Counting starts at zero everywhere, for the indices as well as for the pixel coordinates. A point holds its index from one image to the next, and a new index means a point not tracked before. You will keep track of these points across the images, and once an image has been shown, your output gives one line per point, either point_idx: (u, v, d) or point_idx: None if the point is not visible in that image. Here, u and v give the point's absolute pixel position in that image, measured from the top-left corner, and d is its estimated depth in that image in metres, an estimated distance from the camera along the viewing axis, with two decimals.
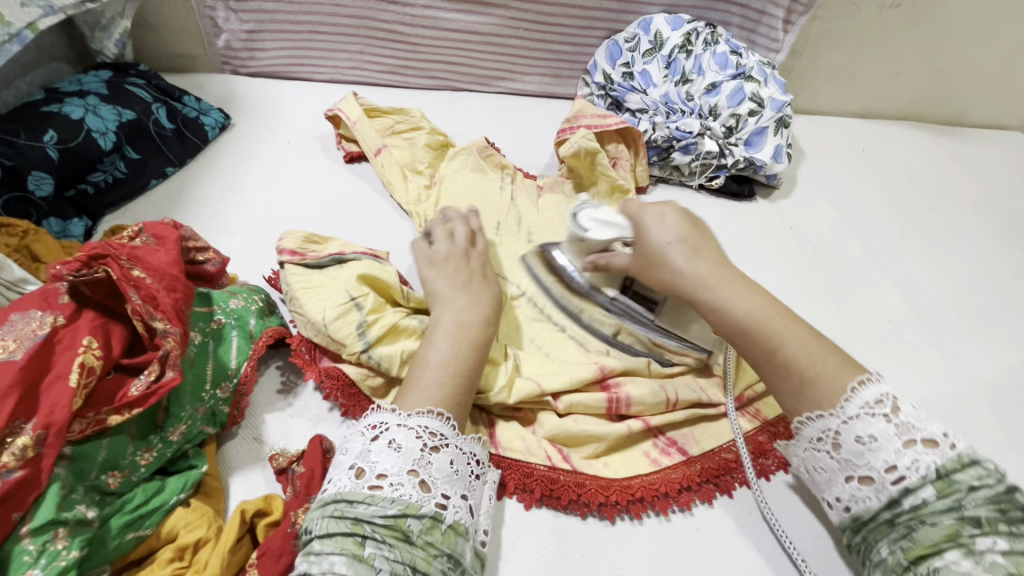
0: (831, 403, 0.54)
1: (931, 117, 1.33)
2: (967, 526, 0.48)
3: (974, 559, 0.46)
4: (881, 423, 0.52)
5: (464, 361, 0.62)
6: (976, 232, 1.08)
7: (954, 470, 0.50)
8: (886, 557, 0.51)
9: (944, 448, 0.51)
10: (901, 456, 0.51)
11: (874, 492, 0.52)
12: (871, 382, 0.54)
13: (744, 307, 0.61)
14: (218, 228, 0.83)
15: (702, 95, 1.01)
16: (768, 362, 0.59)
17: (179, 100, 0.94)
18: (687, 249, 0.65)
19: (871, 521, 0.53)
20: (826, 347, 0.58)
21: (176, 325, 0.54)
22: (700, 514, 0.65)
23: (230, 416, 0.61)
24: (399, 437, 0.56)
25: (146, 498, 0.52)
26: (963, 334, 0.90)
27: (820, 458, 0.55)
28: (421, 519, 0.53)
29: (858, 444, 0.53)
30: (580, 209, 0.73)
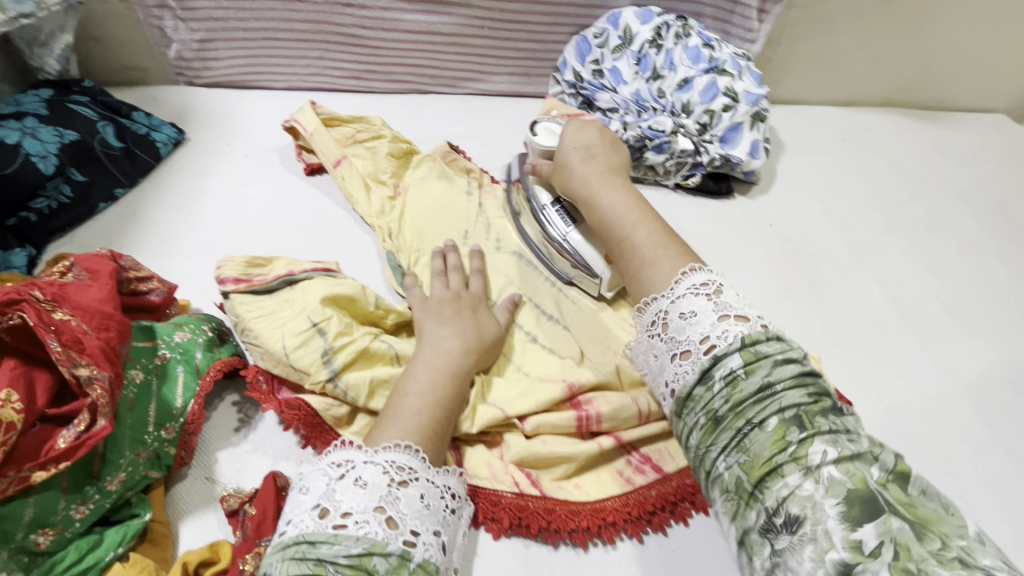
0: (658, 283, 0.62)
1: (913, 103, 1.30)
2: (792, 431, 0.45)
3: (812, 479, 0.42)
4: (702, 301, 0.57)
5: (442, 393, 0.60)
6: (961, 221, 1.05)
7: (760, 342, 0.51)
8: (724, 475, 0.47)
9: (754, 324, 0.53)
10: (715, 328, 0.54)
11: (689, 365, 0.54)
12: (696, 270, 0.60)
13: (611, 201, 0.73)
14: (171, 251, 0.80)
15: (674, 91, 0.98)
16: (620, 251, 0.69)
17: (127, 117, 0.90)
18: (585, 154, 0.79)
19: (692, 400, 0.52)
20: (671, 238, 0.67)
21: (105, 369, 0.51)
22: (677, 536, 0.63)
23: (177, 457, 0.59)
24: (366, 472, 0.52)
25: (80, 555, 0.50)
26: (947, 330, 0.88)
27: (652, 346, 0.59)
28: (388, 558, 0.48)
29: (681, 321, 0.57)
30: (539, 121, 0.87)
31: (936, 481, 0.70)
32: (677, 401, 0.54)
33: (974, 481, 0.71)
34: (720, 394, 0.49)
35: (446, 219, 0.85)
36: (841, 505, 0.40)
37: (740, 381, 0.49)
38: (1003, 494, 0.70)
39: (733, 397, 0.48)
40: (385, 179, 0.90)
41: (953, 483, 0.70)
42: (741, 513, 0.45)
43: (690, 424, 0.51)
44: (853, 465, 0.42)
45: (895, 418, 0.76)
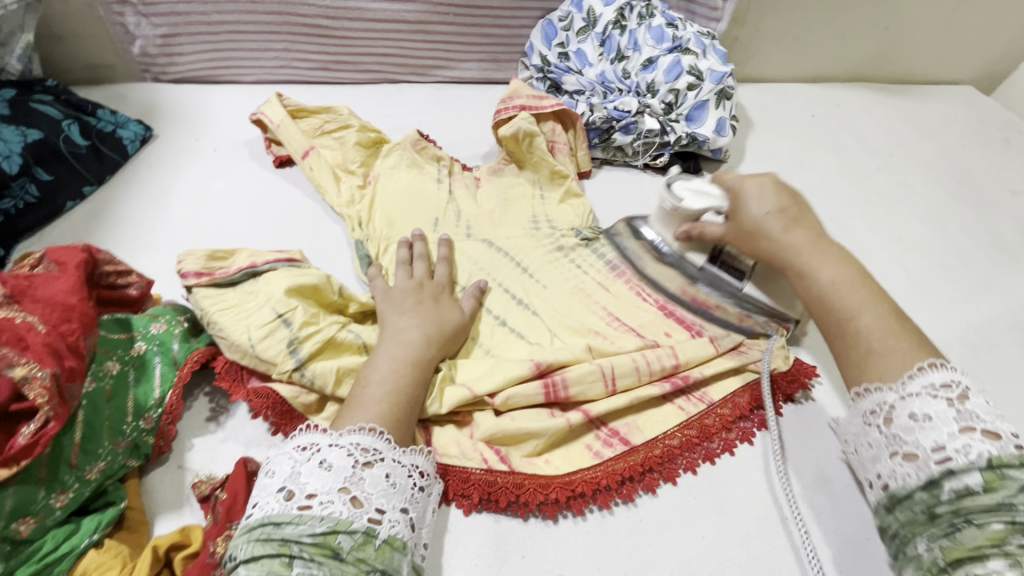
0: (886, 375, 0.55)
1: (881, 77, 1.31)
2: (1015, 534, 0.44)
3: (1018, 570, 0.42)
4: (941, 404, 0.51)
5: (405, 381, 0.61)
6: (927, 192, 1.07)
7: (1009, 464, 0.47)
8: (922, 554, 0.47)
9: (1007, 443, 0.48)
10: (954, 437, 0.49)
11: (914, 468, 0.50)
12: (938, 367, 0.53)
13: (831, 273, 0.62)
14: (141, 247, 0.80)
15: (639, 71, 0.99)
16: (841, 336, 0.60)
17: (92, 114, 0.89)
18: (787, 219, 0.67)
19: (909, 499, 0.50)
20: (899, 324, 0.58)
21: (45, 367, 0.50)
22: (644, 504, 0.65)
23: (155, 447, 0.60)
24: (331, 455, 0.53)
25: (58, 543, 0.51)
26: (912, 298, 0.90)
27: (872, 435, 0.55)
28: (353, 535, 0.50)
29: (910, 421, 0.52)
30: (674, 181, 0.75)
31: None
32: (886, 493, 0.52)
33: None
34: (928, 484, 0.49)
35: (417, 207, 0.86)
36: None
37: (973, 484, 0.47)
38: None
39: (950, 489, 0.48)
40: (353, 169, 0.90)
41: None
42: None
43: (901, 517, 0.50)
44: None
45: None
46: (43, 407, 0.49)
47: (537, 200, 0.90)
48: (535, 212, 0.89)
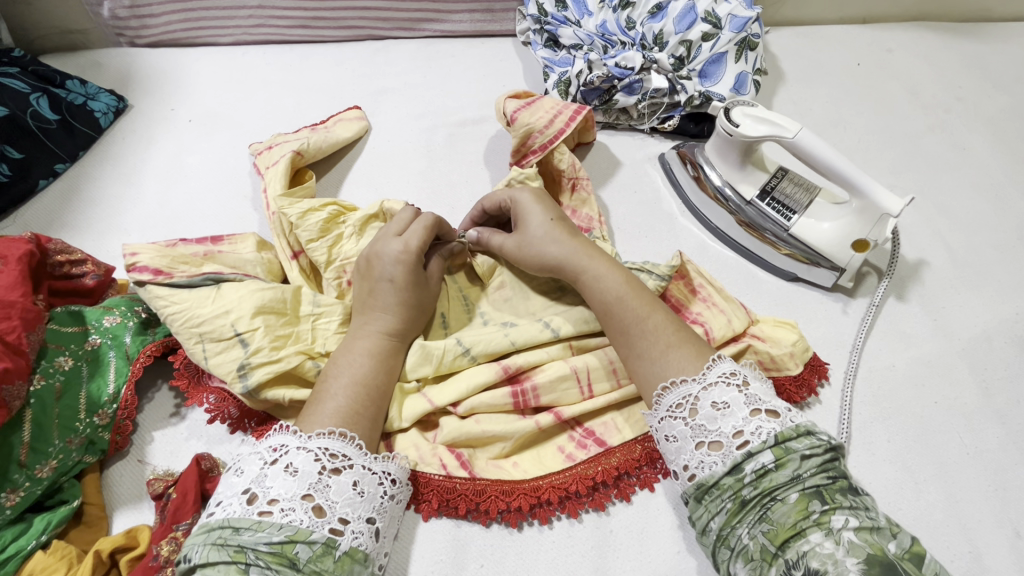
0: (684, 370, 0.54)
1: (946, 15, 1.11)
2: (815, 502, 0.45)
3: (833, 539, 0.43)
4: (734, 392, 0.51)
5: (374, 378, 0.57)
6: (986, 155, 0.92)
7: (790, 440, 0.48)
8: (747, 544, 0.46)
9: (786, 419, 0.49)
10: (748, 422, 0.49)
11: (718, 456, 0.49)
12: (717, 360, 0.53)
13: (616, 283, 0.61)
14: (112, 229, 0.78)
15: (646, 20, 0.87)
16: (626, 336, 0.58)
17: (61, 86, 0.86)
18: (565, 230, 0.65)
19: (717, 487, 0.48)
20: (681, 331, 0.58)
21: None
22: (616, 513, 0.60)
23: (112, 442, 0.59)
24: (297, 459, 0.49)
25: (5, 543, 0.50)
26: (953, 284, 0.78)
27: (675, 427, 0.52)
28: (312, 546, 0.46)
29: (712, 410, 0.50)
30: (733, 106, 0.75)
31: (913, 452, 0.64)
32: (694, 482, 0.50)
33: (956, 453, 0.65)
34: (732, 469, 0.48)
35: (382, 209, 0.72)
36: (862, 564, 0.41)
37: (765, 461, 0.47)
38: (989, 467, 0.64)
39: (748, 468, 0.47)
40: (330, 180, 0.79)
41: (933, 454, 0.64)
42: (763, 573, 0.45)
43: (712, 508, 0.48)
44: (872, 536, 0.43)
45: (875, 384, 0.69)
46: None
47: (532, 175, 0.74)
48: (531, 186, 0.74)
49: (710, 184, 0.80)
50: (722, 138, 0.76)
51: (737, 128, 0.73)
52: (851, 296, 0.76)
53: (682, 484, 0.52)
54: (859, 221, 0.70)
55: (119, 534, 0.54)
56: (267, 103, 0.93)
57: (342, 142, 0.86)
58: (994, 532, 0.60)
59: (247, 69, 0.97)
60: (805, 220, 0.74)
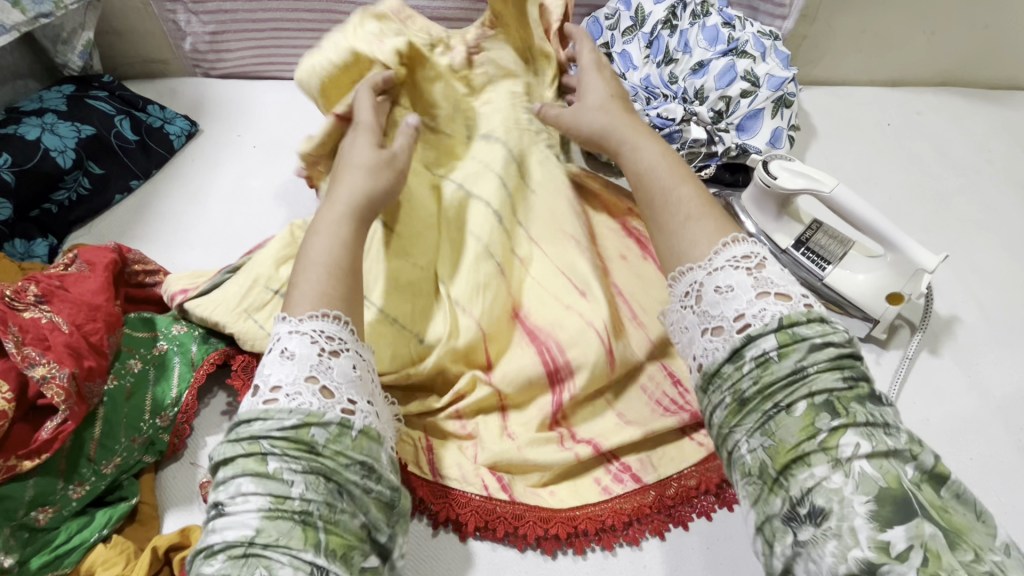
0: (701, 253, 0.50)
1: (973, 82, 1.16)
2: (824, 415, 0.40)
3: (842, 472, 0.38)
4: (742, 275, 0.47)
5: (345, 251, 0.53)
6: (1017, 217, 0.94)
7: (797, 323, 0.44)
8: (746, 456, 0.42)
9: (798, 304, 0.45)
10: (752, 304, 0.45)
11: (721, 341, 0.46)
12: (738, 240, 0.50)
13: (649, 156, 0.59)
14: (178, 243, 0.84)
15: (688, 75, 0.93)
16: (660, 201, 0.55)
17: (143, 110, 0.93)
18: (606, 108, 0.65)
19: (719, 375, 0.45)
20: (712, 206, 0.54)
21: (64, 367, 0.52)
22: (649, 548, 0.60)
23: (170, 444, 0.61)
24: (291, 343, 0.47)
25: (69, 535, 0.53)
26: (985, 341, 0.79)
27: (683, 319, 0.50)
28: (328, 428, 0.43)
29: (716, 293, 0.47)
30: (771, 159, 0.78)
31: None
32: (702, 374, 0.47)
33: (993, 511, 0.64)
34: (734, 356, 0.45)
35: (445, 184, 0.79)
36: (873, 502, 0.37)
37: (769, 348, 0.43)
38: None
39: (755, 363, 0.43)
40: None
41: None
42: (761, 493, 0.41)
43: (714, 401, 0.45)
44: (887, 463, 0.38)
45: None
46: (62, 406, 0.51)
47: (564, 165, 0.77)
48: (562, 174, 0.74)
49: (746, 231, 0.83)
50: (759, 189, 0.79)
51: (774, 181, 0.76)
52: (884, 347, 0.78)
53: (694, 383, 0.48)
54: (893, 274, 0.72)
55: (171, 533, 0.57)
56: None
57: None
58: None
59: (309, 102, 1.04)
60: (839, 271, 0.76)
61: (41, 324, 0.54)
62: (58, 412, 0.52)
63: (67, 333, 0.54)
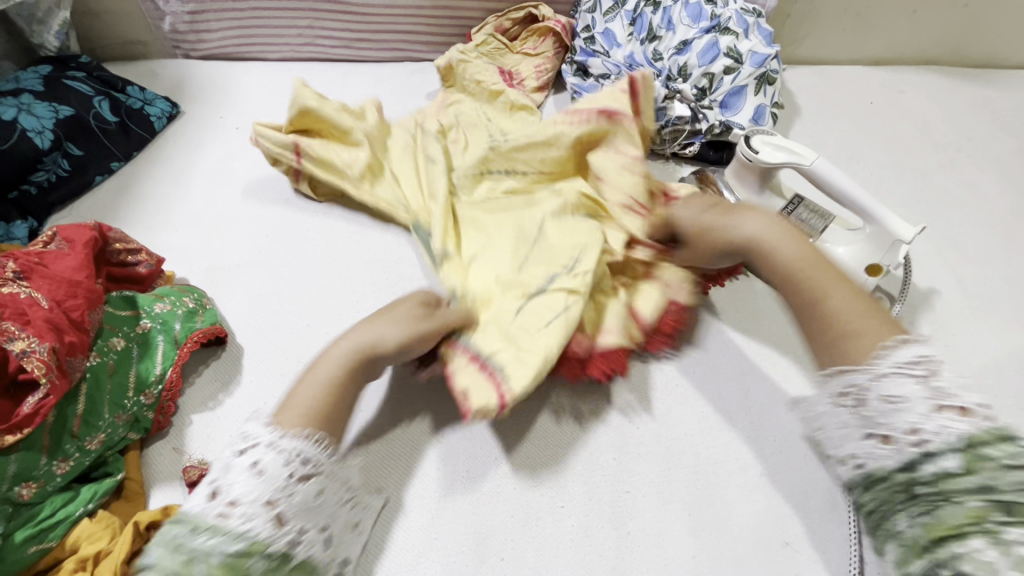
0: (861, 353, 0.51)
1: (955, 60, 1.17)
2: (996, 512, 0.41)
3: (999, 550, 0.40)
4: (912, 383, 0.47)
5: (343, 377, 0.58)
6: (995, 193, 0.95)
7: (987, 442, 0.43)
8: (903, 530, 0.45)
9: (980, 418, 0.44)
10: (928, 418, 0.45)
11: (887, 446, 0.47)
12: (909, 341, 0.49)
13: (794, 251, 0.58)
14: (162, 225, 0.83)
15: (671, 54, 0.93)
16: (810, 311, 0.56)
17: (122, 91, 0.92)
18: (718, 210, 0.66)
19: (882, 478, 0.48)
20: (869, 304, 0.54)
21: (44, 341, 0.52)
22: (634, 516, 0.62)
23: (155, 421, 0.62)
24: (266, 459, 0.51)
25: (53, 510, 0.53)
26: (962, 313, 0.80)
27: (841, 417, 0.51)
28: (268, 558, 0.48)
29: (882, 401, 0.48)
30: (752, 134, 0.79)
31: None
32: (860, 471, 0.50)
33: None
34: (900, 463, 0.46)
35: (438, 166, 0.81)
36: None
37: (948, 464, 0.44)
38: None
39: (923, 468, 0.45)
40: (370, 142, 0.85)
41: None
42: (909, 562, 0.45)
43: (874, 495, 0.48)
44: None
45: None
46: (43, 379, 0.51)
47: (546, 125, 0.80)
48: (551, 128, 0.79)
49: None
50: (741, 165, 0.80)
51: (756, 155, 0.77)
52: None
53: (848, 473, 0.51)
54: (871, 247, 0.73)
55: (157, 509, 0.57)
56: None
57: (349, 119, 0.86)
58: None
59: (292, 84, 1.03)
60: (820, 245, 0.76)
61: (20, 299, 0.54)
62: (38, 387, 0.52)
63: (46, 309, 0.54)
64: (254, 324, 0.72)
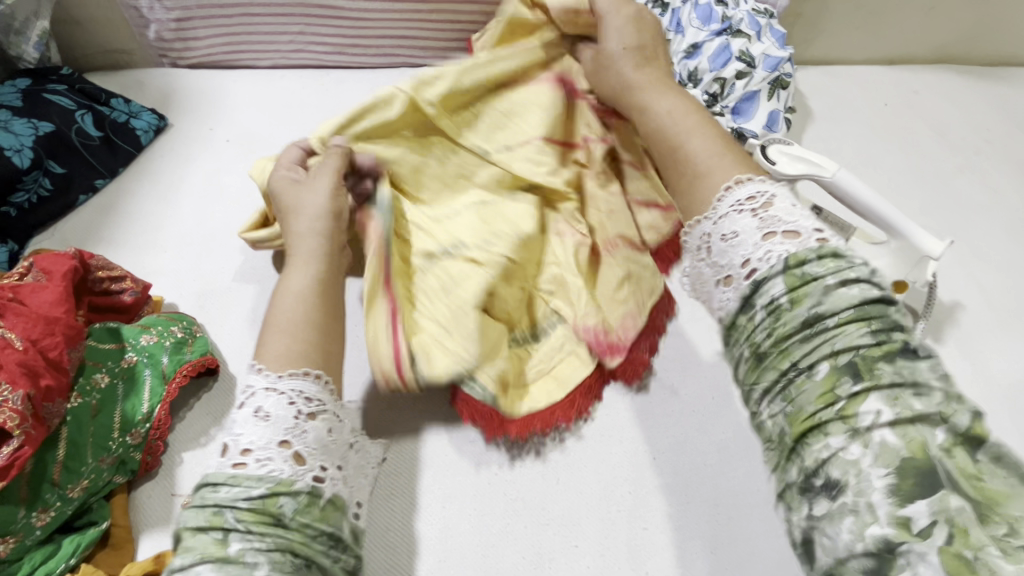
0: (710, 196, 0.55)
1: (971, 58, 1.13)
2: (846, 378, 0.40)
3: (860, 442, 0.38)
4: (747, 219, 0.50)
5: (314, 301, 0.59)
6: (1018, 198, 0.92)
7: (807, 261, 0.45)
8: (767, 422, 0.44)
9: (807, 241, 0.46)
10: (757, 249, 0.48)
11: (732, 289, 0.49)
12: (744, 181, 0.53)
13: (666, 108, 0.64)
14: (150, 245, 0.79)
15: (681, 57, 0.88)
16: (674, 167, 0.60)
17: (106, 104, 0.88)
18: (636, 57, 0.69)
19: (736, 327, 0.48)
20: (732, 153, 0.57)
21: (17, 389, 0.48)
22: (652, 554, 0.58)
23: (143, 462, 0.58)
24: (266, 403, 0.51)
25: (34, 566, 0.50)
26: (988, 327, 0.77)
27: (701, 271, 0.54)
28: (296, 498, 0.48)
29: (722, 242, 0.51)
30: (767, 144, 0.75)
31: None
32: (723, 323, 0.50)
33: None
34: (756, 304, 0.46)
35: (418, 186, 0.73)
36: (892, 476, 0.37)
37: (776, 291, 0.45)
38: None
39: (771, 312, 0.45)
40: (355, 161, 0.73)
41: None
42: (777, 458, 0.44)
43: (736, 356, 0.48)
44: (913, 429, 0.38)
45: None
46: (16, 431, 0.47)
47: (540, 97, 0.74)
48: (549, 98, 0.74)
49: None
50: None
51: (774, 166, 0.72)
52: None
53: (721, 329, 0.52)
54: (897, 262, 0.70)
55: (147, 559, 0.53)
56: (304, 125, 0.94)
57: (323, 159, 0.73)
58: None
59: (284, 93, 0.99)
60: None
61: None
62: (12, 438, 0.48)
63: (21, 351, 0.50)
64: (247, 352, 0.69)
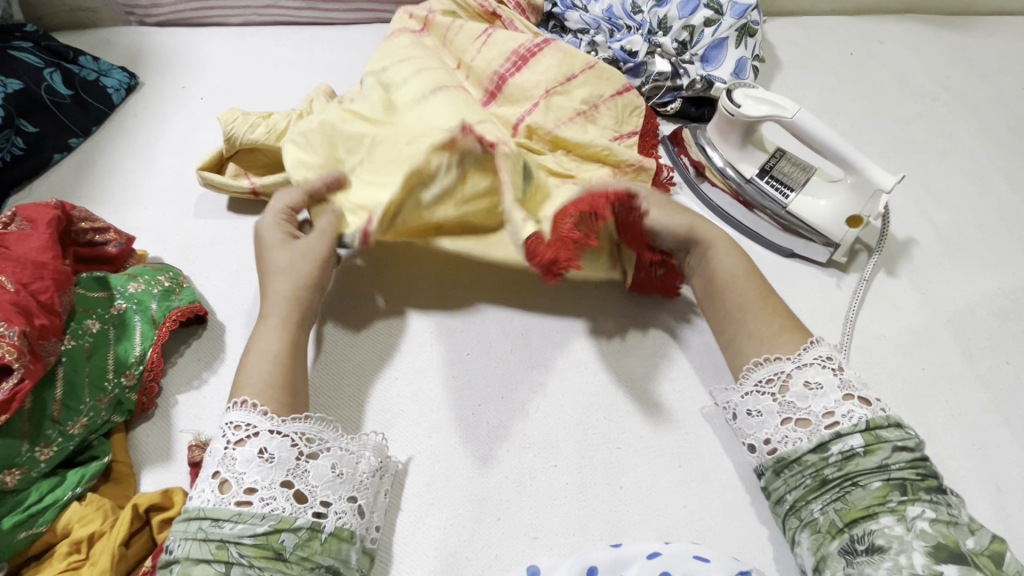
0: (784, 351, 0.59)
1: (934, 8, 1.16)
2: (895, 491, 0.51)
3: (904, 524, 0.49)
4: (828, 375, 0.56)
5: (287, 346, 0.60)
6: (972, 141, 0.96)
7: (881, 426, 0.53)
8: (819, 517, 0.53)
9: (876, 408, 0.55)
10: (840, 405, 0.54)
11: (806, 433, 0.55)
12: (813, 345, 0.58)
13: (733, 262, 0.65)
14: (130, 202, 0.80)
15: (651, 6, 0.90)
16: (733, 326, 0.63)
17: (74, 62, 0.87)
18: (674, 211, 0.68)
19: (799, 462, 0.55)
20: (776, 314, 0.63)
21: (14, 325, 0.50)
22: (625, 471, 0.63)
23: (138, 403, 0.60)
24: (272, 445, 0.53)
25: (41, 495, 0.53)
26: (938, 261, 0.82)
27: (763, 402, 0.58)
28: (298, 532, 0.51)
29: (804, 388, 0.56)
30: (734, 87, 0.78)
31: (903, 414, 0.68)
32: (775, 456, 0.56)
33: (943, 416, 0.69)
34: (818, 449, 0.54)
35: None
36: (930, 548, 0.47)
37: (854, 444, 0.53)
38: (972, 427, 0.68)
39: (835, 450, 0.53)
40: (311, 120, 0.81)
41: (921, 416, 0.69)
42: (824, 543, 0.52)
43: (790, 482, 0.55)
44: (948, 527, 0.48)
45: (867, 352, 0.73)
46: (15, 364, 0.50)
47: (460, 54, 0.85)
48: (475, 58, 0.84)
49: (712, 165, 0.82)
50: (724, 119, 0.79)
51: (738, 109, 0.76)
52: (844, 272, 0.80)
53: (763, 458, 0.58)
54: (853, 198, 0.74)
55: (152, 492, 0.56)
56: (279, 82, 0.94)
57: (289, 114, 0.79)
58: (977, 487, 0.64)
59: (258, 50, 0.98)
60: (802, 198, 0.77)
61: None
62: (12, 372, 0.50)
63: (13, 292, 0.52)
64: (235, 301, 0.71)
